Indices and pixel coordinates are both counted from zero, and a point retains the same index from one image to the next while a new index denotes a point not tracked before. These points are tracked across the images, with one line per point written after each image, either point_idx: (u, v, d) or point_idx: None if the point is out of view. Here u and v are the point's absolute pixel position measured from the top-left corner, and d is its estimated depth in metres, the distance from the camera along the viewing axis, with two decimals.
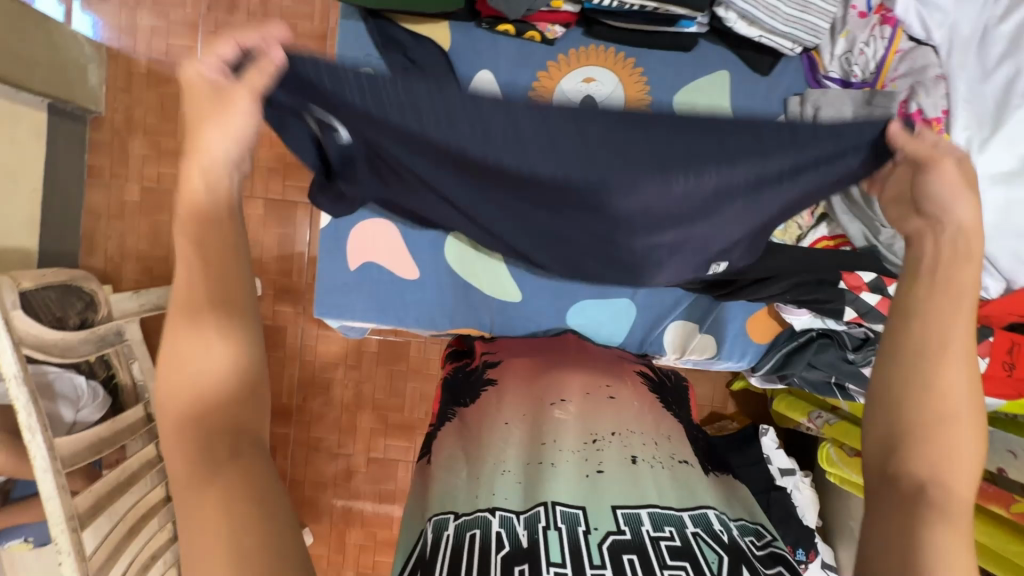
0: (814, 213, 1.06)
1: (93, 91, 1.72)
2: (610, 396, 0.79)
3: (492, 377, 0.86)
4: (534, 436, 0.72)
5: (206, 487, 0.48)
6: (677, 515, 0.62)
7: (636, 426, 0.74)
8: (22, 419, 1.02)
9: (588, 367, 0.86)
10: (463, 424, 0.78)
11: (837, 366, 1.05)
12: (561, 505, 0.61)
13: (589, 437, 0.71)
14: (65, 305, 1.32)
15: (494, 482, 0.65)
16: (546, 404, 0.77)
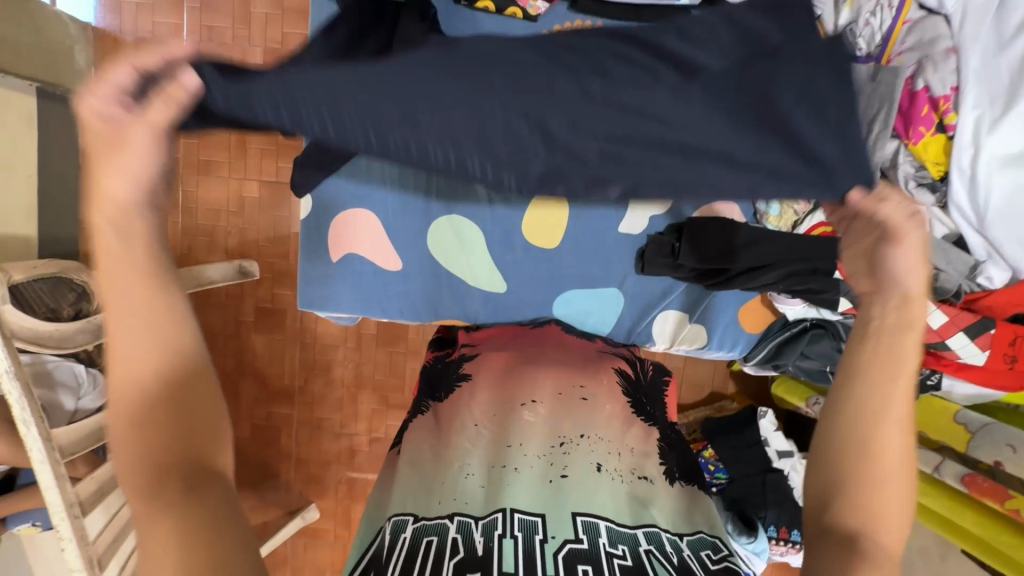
0: (811, 199, 0.98)
1: (82, 73, 1.73)
2: (583, 397, 0.80)
3: (467, 372, 0.87)
4: (500, 440, 0.74)
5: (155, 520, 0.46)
6: (631, 533, 0.63)
7: (604, 433, 0.76)
8: (17, 412, 1.05)
9: (563, 364, 0.88)
10: (437, 419, 0.80)
11: (831, 357, 1.01)
12: (520, 512, 0.63)
13: (555, 441, 0.73)
14: (58, 297, 1.32)
15: (457, 488, 0.67)
16: (517, 404, 0.79)
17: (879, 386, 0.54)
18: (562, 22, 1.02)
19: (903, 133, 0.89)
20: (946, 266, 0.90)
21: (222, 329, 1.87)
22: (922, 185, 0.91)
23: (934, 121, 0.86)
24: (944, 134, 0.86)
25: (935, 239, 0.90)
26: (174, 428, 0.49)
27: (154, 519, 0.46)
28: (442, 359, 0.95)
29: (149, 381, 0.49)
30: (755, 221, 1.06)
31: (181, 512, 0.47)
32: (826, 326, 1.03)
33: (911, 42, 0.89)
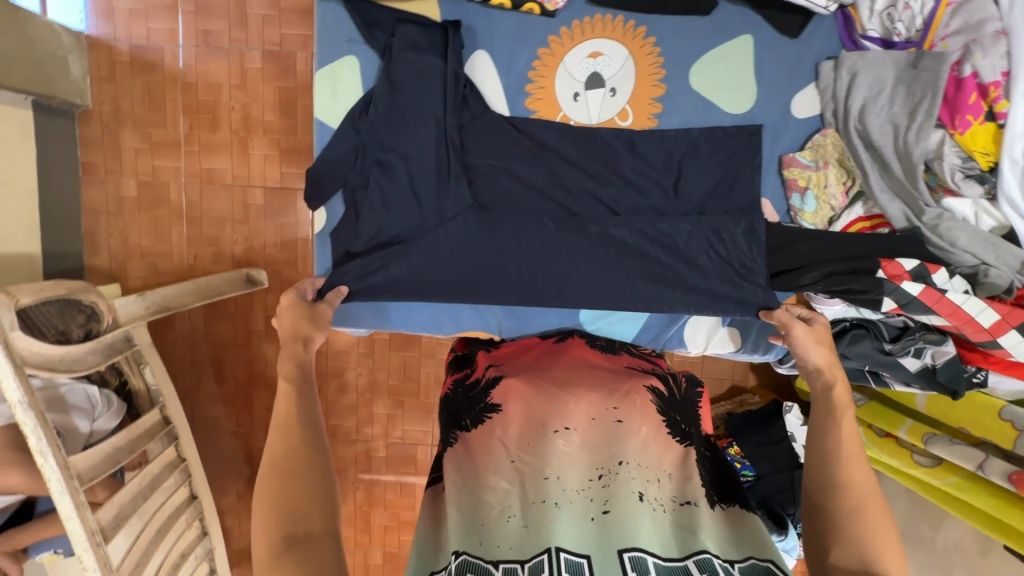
0: (849, 192, 0.97)
1: (76, 84, 1.69)
2: (617, 421, 0.76)
3: (496, 401, 0.82)
4: (535, 475, 0.70)
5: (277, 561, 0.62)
6: (681, 566, 0.62)
7: (642, 459, 0.72)
8: (33, 443, 1.03)
9: (590, 384, 0.82)
10: (468, 450, 0.77)
11: (873, 358, 0.98)
12: (565, 551, 0.61)
13: (594, 473, 0.70)
14: (67, 319, 1.27)
15: (499, 533, 0.65)
16: (549, 432, 0.74)
17: (830, 434, 0.74)
18: (581, 16, 0.96)
19: (948, 123, 0.85)
20: (996, 261, 0.86)
21: (232, 340, 1.84)
22: (969, 176, 0.87)
23: (982, 109, 0.82)
24: (994, 122, 0.82)
25: (983, 232, 0.86)
26: (300, 495, 0.66)
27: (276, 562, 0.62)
28: (466, 382, 0.91)
29: (293, 455, 0.69)
30: (788, 220, 1.00)
31: (289, 565, 0.61)
32: (868, 326, 0.98)
33: (956, 26, 0.85)
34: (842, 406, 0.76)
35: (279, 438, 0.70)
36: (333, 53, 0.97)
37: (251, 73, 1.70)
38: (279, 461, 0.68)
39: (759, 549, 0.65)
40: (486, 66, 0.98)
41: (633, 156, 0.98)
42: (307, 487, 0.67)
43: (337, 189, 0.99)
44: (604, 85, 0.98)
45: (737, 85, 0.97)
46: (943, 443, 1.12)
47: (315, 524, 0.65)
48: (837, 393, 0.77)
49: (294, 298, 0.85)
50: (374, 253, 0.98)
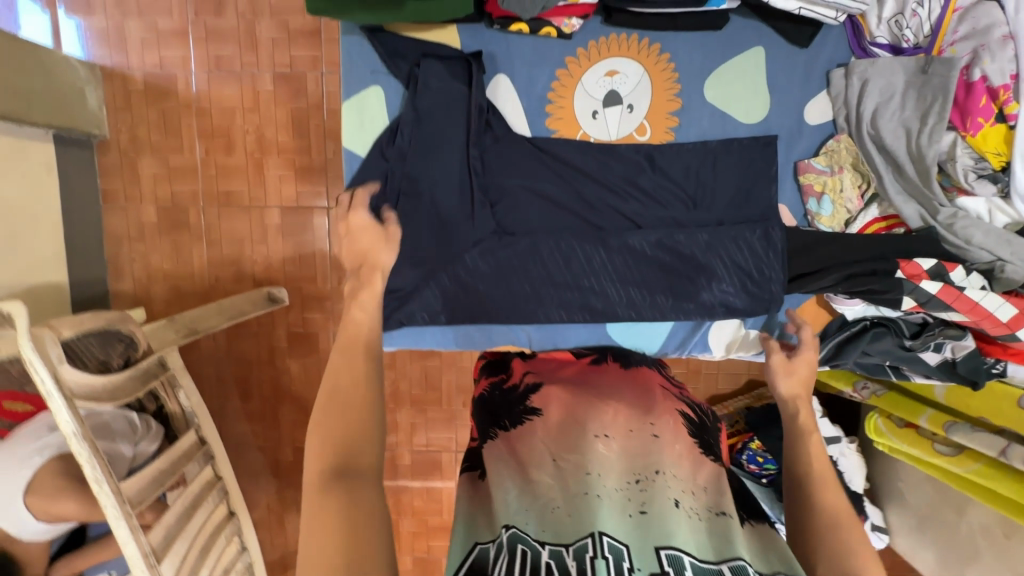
0: (864, 195, 1.00)
1: (93, 114, 1.73)
2: (653, 435, 0.78)
3: (536, 406, 0.85)
4: (576, 468, 0.72)
5: (328, 490, 0.58)
6: (715, 569, 0.63)
7: (677, 473, 0.75)
8: (88, 472, 1.07)
9: (627, 399, 0.86)
10: (512, 450, 0.79)
11: (894, 354, 1.00)
12: (608, 535, 0.62)
13: (632, 477, 0.72)
14: (108, 348, 1.32)
15: (542, 519, 0.66)
16: (590, 437, 0.77)
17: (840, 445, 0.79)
18: (596, 37, 1.00)
19: (959, 125, 0.88)
20: (1011, 257, 0.89)
21: (256, 358, 1.88)
22: (982, 176, 0.89)
23: (993, 112, 0.84)
24: (1006, 123, 0.84)
25: (997, 229, 0.89)
26: (354, 419, 0.64)
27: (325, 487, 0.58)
28: (504, 387, 0.94)
29: (357, 377, 0.67)
30: (805, 224, 1.02)
31: (340, 492, 0.58)
32: (889, 323, 1.01)
33: (964, 32, 0.87)
34: (806, 430, 0.83)
35: (349, 370, 0.68)
36: (358, 84, 1.01)
37: (263, 96, 1.73)
38: (335, 392, 0.66)
39: (787, 565, 0.65)
40: (507, 89, 1.02)
41: (652, 169, 1.01)
42: (362, 412, 0.65)
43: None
44: (621, 102, 1.01)
45: (751, 96, 1.00)
46: (964, 430, 1.15)
47: (365, 453, 0.62)
48: (803, 419, 0.84)
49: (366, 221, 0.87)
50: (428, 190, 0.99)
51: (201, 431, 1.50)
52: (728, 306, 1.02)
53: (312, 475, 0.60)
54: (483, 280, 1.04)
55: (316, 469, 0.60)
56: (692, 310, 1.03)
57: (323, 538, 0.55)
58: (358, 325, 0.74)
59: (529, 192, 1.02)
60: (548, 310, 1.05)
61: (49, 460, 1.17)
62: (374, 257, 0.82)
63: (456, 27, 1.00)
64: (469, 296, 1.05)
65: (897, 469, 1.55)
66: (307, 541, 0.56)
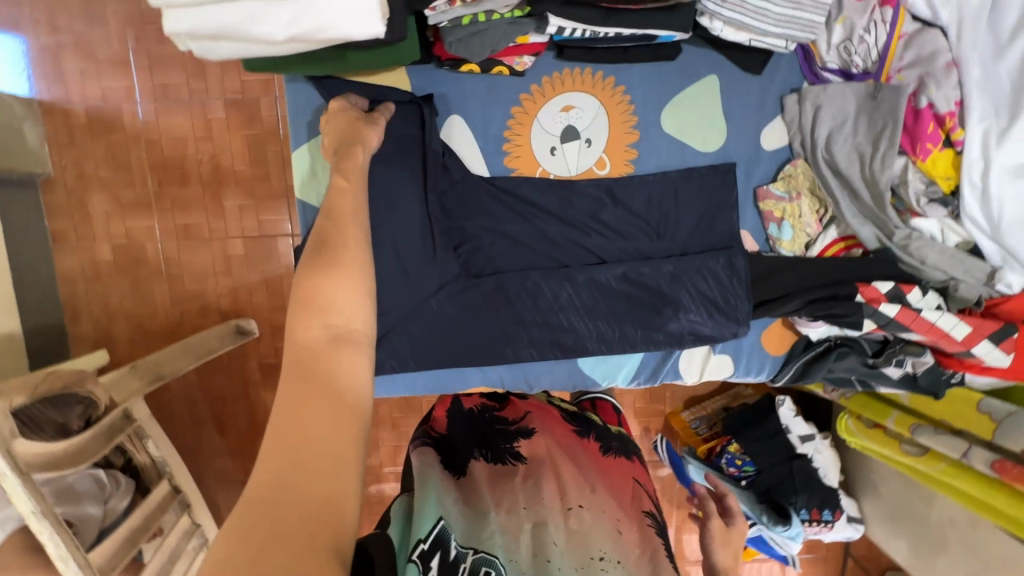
0: (822, 219, 1.01)
1: (35, 152, 1.64)
2: (618, 530, 0.74)
3: (525, 454, 0.84)
4: (543, 531, 0.71)
5: (322, 352, 0.53)
6: None
7: (637, 572, 0.70)
8: (52, 550, 1.04)
9: (603, 483, 0.82)
10: (496, 479, 0.80)
11: (858, 371, 1.02)
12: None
13: (594, 554, 0.69)
14: (65, 410, 1.27)
15: (502, 559, 0.67)
16: (563, 505, 0.75)
17: None
18: (550, 72, 0.98)
19: (910, 150, 0.89)
20: (964, 275, 0.91)
21: (229, 393, 1.83)
22: (933, 200, 0.91)
23: (940, 138, 0.87)
24: (952, 148, 0.87)
25: (950, 249, 0.91)
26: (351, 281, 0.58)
27: (316, 351, 0.53)
28: (496, 415, 0.95)
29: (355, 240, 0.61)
30: (767, 248, 1.03)
31: (331, 363, 0.53)
32: (851, 343, 1.02)
33: (910, 58, 0.88)
34: None
35: (339, 232, 0.61)
36: (309, 130, 0.98)
37: (215, 124, 1.66)
38: (322, 255, 0.58)
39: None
40: (462, 129, 0.99)
41: (614, 204, 1.01)
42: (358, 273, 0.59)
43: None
44: (579, 137, 1.00)
45: (707, 125, 1.00)
46: (928, 433, 1.18)
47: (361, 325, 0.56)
48: None
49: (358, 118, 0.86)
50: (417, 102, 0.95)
51: (174, 479, 1.46)
52: (698, 335, 1.02)
53: (308, 338, 0.54)
54: (449, 323, 1.02)
55: (312, 333, 0.54)
56: (661, 341, 1.03)
57: (310, 402, 0.50)
58: (342, 191, 0.69)
59: (493, 232, 1.01)
60: (518, 349, 1.04)
61: (12, 533, 1.13)
62: (367, 138, 0.82)
63: (406, 69, 0.97)
64: (438, 339, 1.03)
65: (869, 461, 1.60)
66: (289, 402, 0.50)
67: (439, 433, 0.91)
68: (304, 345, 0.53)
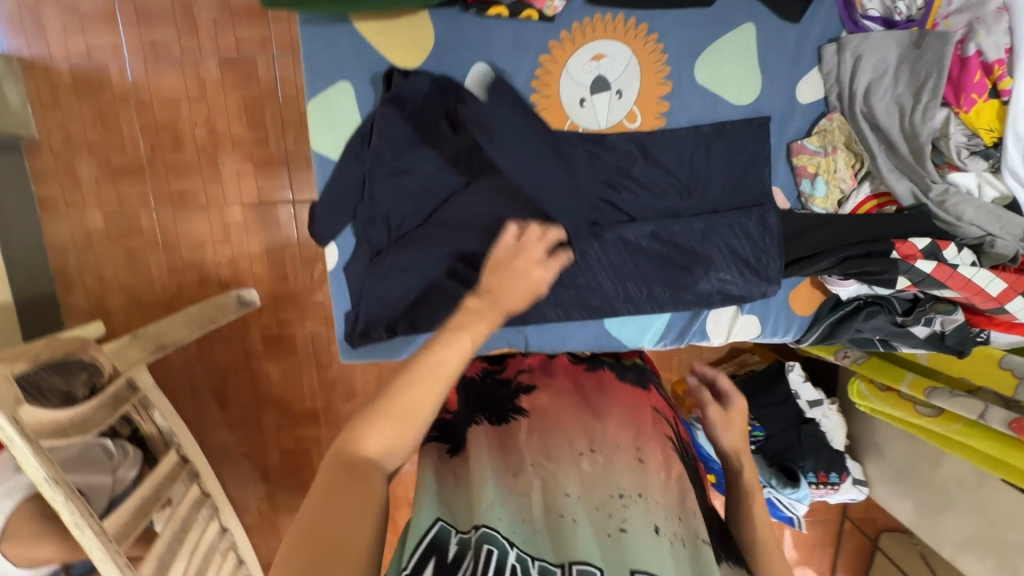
0: (856, 174, 0.98)
1: (18, 114, 1.55)
2: (638, 459, 0.76)
3: (525, 409, 0.87)
4: (556, 485, 0.72)
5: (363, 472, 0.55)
6: None
7: (662, 498, 0.72)
8: (68, 518, 1.01)
9: (616, 418, 0.84)
10: (501, 446, 0.79)
11: (886, 330, 1.02)
12: (578, 564, 0.59)
13: (614, 491, 0.70)
14: (69, 378, 1.18)
15: (508, 517, 0.67)
16: (574, 453, 0.77)
17: None
18: (581, 18, 0.93)
19: (953, 101, 0.87)
20: (1001, 232, 0.90)
21: (232, 364, 1.78)
22: (974, 153, 0.88)
23: (986, 88, 0.84)
24: (998, 99, 0.83)
25: (986, 205, 0.90)
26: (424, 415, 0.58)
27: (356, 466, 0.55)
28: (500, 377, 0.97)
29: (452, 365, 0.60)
30: (799, 206, 1.01)
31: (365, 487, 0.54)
32: (882, 301, 1.02)
33: (958, 5, 0.88)
34: (751, 488, 0.81)
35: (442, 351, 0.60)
36: (325, 82, 0.93)
37: (209, 84, 1.58)
38: (414, 373, 0.59)
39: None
40: (488, 79, 0.95)
41: (644, 158, 0.97)
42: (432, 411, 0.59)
43: (346, 224, 0.97)
44: (610, 88, 0.95)
45: (742, 76, 0.97)
46: (945, 396, 1.18)
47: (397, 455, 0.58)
48: (747, 474, 0.82)
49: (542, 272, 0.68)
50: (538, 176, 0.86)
51: (182, 449, 1.43)
52: (729, 295, 1.01)
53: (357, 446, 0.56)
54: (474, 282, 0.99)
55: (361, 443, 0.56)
56: (692, 301, 1.01)
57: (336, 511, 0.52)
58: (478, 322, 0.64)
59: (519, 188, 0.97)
60: (546, 310, 1.02)
61: (21, 502, 1.09)
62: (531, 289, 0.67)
63: (430, 14, 0.92)
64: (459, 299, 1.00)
65: (876, 424, 1.62)
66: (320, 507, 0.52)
67: (449, 411, 0.90)
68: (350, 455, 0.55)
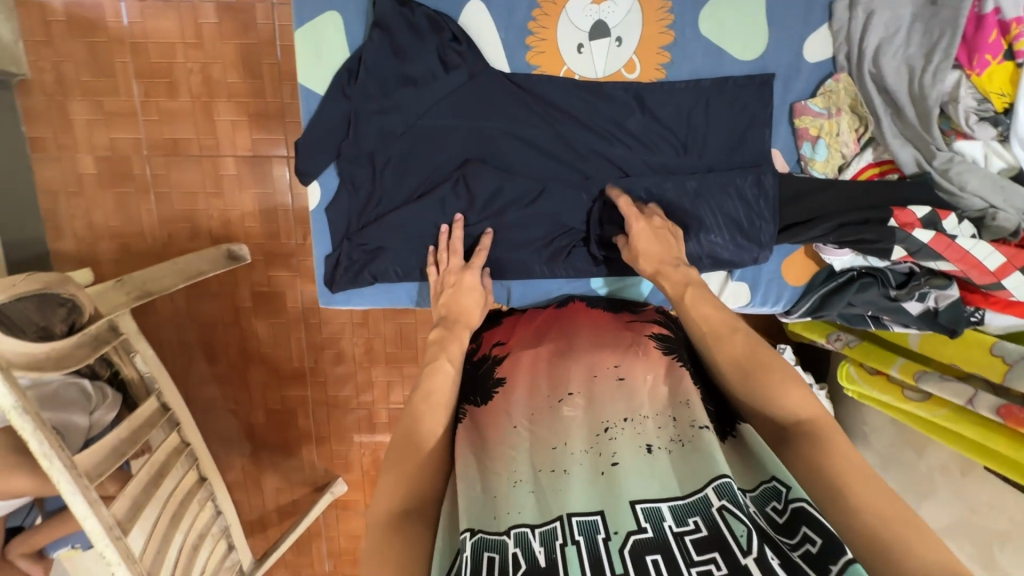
0: (859, 139, 0.95)
1: (9, 49, 1.51)
2: (619, 378, 0.74)
3: (503, 375, 0.81)
4: (540, 442, 0.69)
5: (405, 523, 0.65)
6: (701, 497, 0.58)
7: (650, 409, 0.69)
8: (34, 447, 0.96)
9: (592, 347, 0.81)
10: (476, 428, 0.75)
11: (878, 305, 0.99)
12: (576, 515, 0.59)
13: (599, 427, 0.68)
14: (47, 314, 1.14)
15: (508, 497, 0.64)
16: (554, 402, 0.73)
17: None
18: None
19: (965, 63, 0.83)
20: (1004, 204, 0.86)
21: (219, 319, 1.75)
22: (983, 119, 0.85)
23: (1001, 48, 0.80)
24: (1012, 61, 0.80)
25: (992, 174, 0.86)
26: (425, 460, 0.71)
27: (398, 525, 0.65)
28: (473, 359, 0.88)
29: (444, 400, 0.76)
30: (798, 170, 0.98)
31: (407, 539, 0.64)
32: (875, 274, 1.00)
33: None
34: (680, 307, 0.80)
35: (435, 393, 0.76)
36: (313, 10, 0.89)
37: (207, 31, 1.54)
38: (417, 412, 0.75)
39: (760, 471, 0.63)
40: (482, 17, 0.91)
41: (641, 111, 0.94)
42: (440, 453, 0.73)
43: (329, 162, 0.94)
44: (609, 34, 0.92)
45: (749, 29, 0.93)
46: (934, 380, 1.13)
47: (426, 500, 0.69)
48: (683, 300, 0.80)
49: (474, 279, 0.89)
50: (530, 176, 0.95)
51: (163, 397, 1.39)
52: (720, 260, 0.97)
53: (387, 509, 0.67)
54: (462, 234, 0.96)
55: (391, 503, 0.67)
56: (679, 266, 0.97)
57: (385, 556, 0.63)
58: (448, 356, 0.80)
59: (509, 134, 0.94)
60: (530, 265, 0.99)
61: None
62: (467, 316, 0.85)
63: None
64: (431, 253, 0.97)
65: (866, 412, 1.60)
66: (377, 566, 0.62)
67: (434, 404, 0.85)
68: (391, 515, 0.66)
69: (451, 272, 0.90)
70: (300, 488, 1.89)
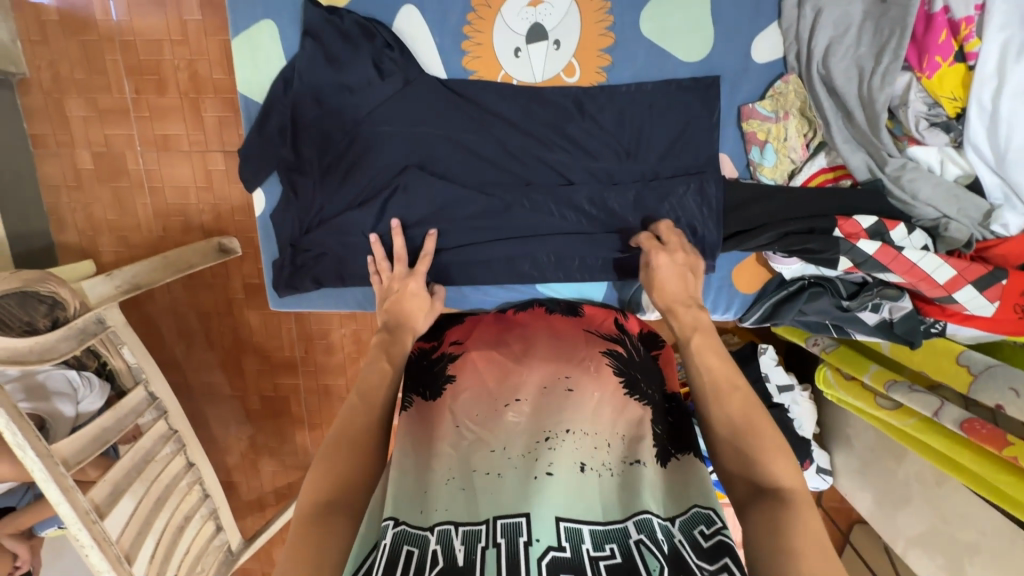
0: (810, 144, 0.92)
1: (8, 49, 1.54)
2: (568, 389, 0.75)
3: (453, 372, 0.80)
4: (481, 443, 0.68)
5: (327, 516, 0.62)
6: (620, 528, 0.59)
7: (593, 427, 0.70)
8: (9, 439, 0.98)
9: (545, 355, 0.82)
10: (420, 422, 0.75)
11: (830, 315, 0.96)
12: (503, 518, 0.58)
13: (540, 436, 0.68)
14: (29, 309, 1.12)
15: (439, 496, 0.63)
16: (500, 404, 0.73)
17: None
18: None
19: (915, 65, 0.79)
20: (957, 214, 0.82)
21: (214, 310, 1.80)
22: (934, 125, 0.82)
23: (952, 50, 0.77)
24: (964, 63, 0.76)
25: (946, 183, 0.82)
26: (353, 459, 0.67)
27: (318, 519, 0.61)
28: (429, 356, 0.86)
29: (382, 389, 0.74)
30: (747, 175, 0.95)
31: (323, 533, 0.60)
32: (825, 283, 0.96)
33: None
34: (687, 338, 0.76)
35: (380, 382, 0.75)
36: (248, 19, 0.92)
37: (192, 26, 1.54)
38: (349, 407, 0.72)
39: (703, 498, 0.64)
40: (415, 20, 0.93)
41: (581, 115, 0.93)
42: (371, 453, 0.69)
43: (271, 170, 0.96)
44: (547, 38, 0.92)
45: (692, 28, 0.91)
46: (902, 390, 1.02)
47: (349, 501, 0.64)
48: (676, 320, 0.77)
49: (419, 288, 0.88)
50: (472, 179, 0.94)
51: (150, 386, 1.40)
52: None
53: (303, 507, 0.63)
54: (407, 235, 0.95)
55: (310, 495, 0.64)
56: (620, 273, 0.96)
57: (296, 551, 0.59)
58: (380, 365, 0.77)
59: (448, 139, 0.93)
60: (474, 270, 0.99)
61: None
62: (413, 323, 0.84)
63: None
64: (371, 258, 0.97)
65: None
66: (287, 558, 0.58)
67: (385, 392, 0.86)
68: (313, 511, 0.62)
69: (395, 280, 0.89)
70: (295, 471, 1.94)
